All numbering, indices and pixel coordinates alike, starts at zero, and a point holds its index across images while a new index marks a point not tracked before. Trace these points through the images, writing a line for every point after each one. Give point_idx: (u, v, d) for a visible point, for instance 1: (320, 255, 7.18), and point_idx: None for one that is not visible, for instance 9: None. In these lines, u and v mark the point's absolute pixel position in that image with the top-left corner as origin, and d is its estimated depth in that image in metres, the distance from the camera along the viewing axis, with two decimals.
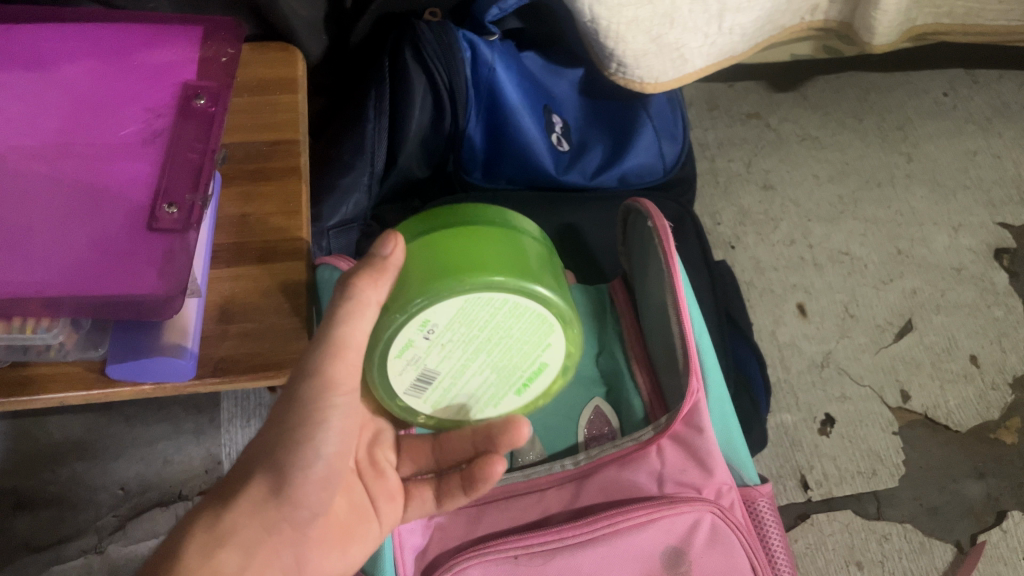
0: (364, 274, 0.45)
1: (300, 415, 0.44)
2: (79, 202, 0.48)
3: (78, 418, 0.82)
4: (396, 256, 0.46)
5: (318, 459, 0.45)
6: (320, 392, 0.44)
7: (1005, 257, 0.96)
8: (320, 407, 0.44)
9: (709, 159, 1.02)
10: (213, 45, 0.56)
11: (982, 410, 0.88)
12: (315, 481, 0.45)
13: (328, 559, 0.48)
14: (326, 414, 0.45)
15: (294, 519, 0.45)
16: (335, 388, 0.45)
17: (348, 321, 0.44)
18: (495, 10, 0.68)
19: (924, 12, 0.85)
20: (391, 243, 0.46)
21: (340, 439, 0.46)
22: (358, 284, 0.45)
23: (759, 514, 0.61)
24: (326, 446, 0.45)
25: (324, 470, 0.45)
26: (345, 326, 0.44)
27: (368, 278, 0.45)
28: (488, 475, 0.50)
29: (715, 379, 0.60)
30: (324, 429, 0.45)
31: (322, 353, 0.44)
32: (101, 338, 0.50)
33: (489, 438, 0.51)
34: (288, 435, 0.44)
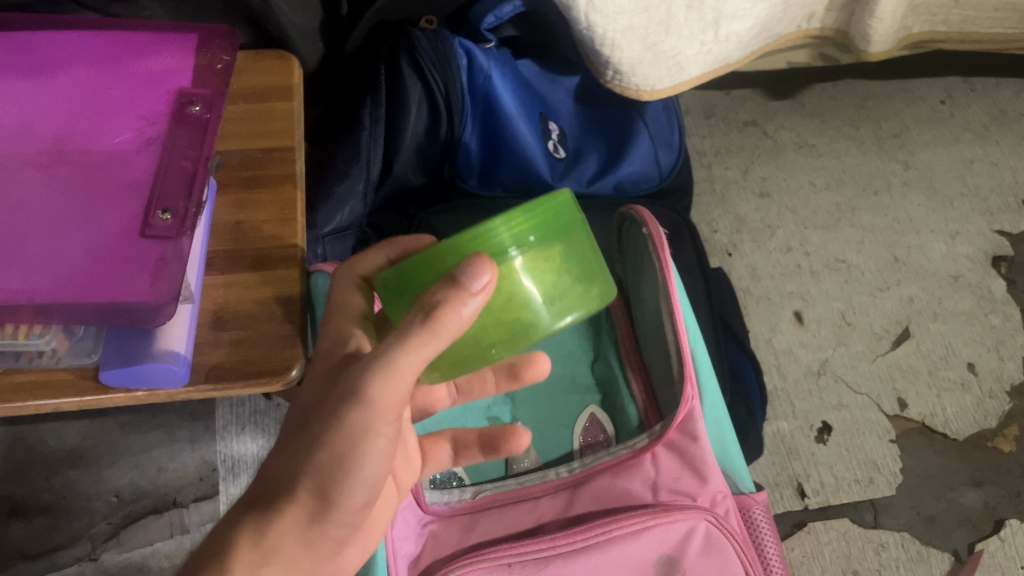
0: (447, 298, 0.34)
1: (341, 438, 0.36)
2: (73, 209, 0.48)
3: (72, 425, 0.82)
4: (490, 288, 0.34)
5: (362, 487, 0.38)
6: (366, 417, 0.36)
7: (1002, 264, 0.96)
8: (364, 436, 0.36)
9: (706, 166, 1.02)
10: (208, 52, 0.56)
11: (980, 418, 0.88)
12: (356, 506, 0.39)
13: (362, 548, 0.44)
14: (370, 444, 0.37)
15: (336, 537, 0.40)
16: (384, 415, 0.36)
17: (415, 351, 0.34)
18: (491, 18, 0.69)
19: (920, 20, 0.85)
20: (490, 275, 0.34)
21: (384, 467, 0.38)
22: (442, 310, 0.34)
23: (754, 522, 0.60)
24: (371, 475, 0.38)
25: (366, 494, 0.39)
26: (412, 355, 0.34)
27: (454, 302, 0.34)
28: (512, 447, 0.50)
29: (711, 388, 0.60)
30: (367, 458, 0.37)
31: (377, 379, 0.35)
32: (93, 345, 0.50)
33: (507, 375, 0.50)
34: (331, 461, 0.37)
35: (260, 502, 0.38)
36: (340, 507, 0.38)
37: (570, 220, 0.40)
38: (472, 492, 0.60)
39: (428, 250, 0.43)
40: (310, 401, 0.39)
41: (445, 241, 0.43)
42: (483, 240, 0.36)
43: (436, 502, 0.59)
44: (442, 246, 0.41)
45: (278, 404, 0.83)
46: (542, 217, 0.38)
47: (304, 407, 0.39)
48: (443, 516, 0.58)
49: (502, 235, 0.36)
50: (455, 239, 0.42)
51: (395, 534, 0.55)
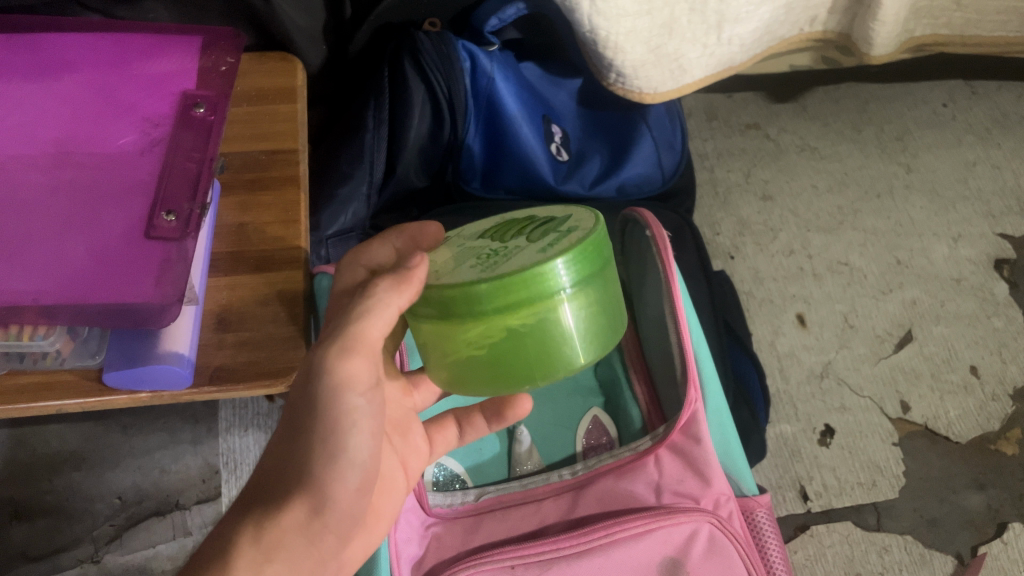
0: (388, 276, 0.38)
1: (323, 420, 0.38)
2: (78, 210, 0.48)
3: (75, 427, 0.82)
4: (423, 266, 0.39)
5: (351, 469, 0.39)
6: (335, 393, 0.38)
7: (1005, 267, 0.96)
8: (342, 412, 0.38)
9: (708, 169, 1.02)
10: (212, 54, 0.56)
11: (982, 421, 0.88)
12: (353, 489, 0.40)
13: (364, 544, 0.43)
14: (347, 418, 0.38)
15: (338, 528, 0.40)
16: (352, 389, 0.38)
17: (362, 320, 0.38)
18: (494, 20, 0.69)
19: (922, 24, 0.86)
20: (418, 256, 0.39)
21: (371, 446, 0.40)
22: (379, 285, 0.38)
23: (758, 525, 0.60)
24: (359, 454, 0.39)
25: (361, 476, 0.40)
26: (363, 324, 0.38)
27: (388, 279, 0.38)
28: (517, 413, 0.52)
29: (714, 390, 0.61)
30: (351, 433, 0.39)
31: (338, 356, 0.38)
32: (97, 346, 0.50)
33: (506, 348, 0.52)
34: (317, 442, 0.38)
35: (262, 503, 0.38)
36: None
37: (610, 255, 0.44)
38: (475, 495, 0.60)
39: (452, 255, 0.44)
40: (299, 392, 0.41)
41: (469, 245, 0.45)
42: (543, 278, 0.40)
43: (439, 505, 0.59)
44: (470, 255, 0.44)
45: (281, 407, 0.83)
46: (588, 260, 0.42)
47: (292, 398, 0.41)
48: (446, 518, 0.58)
49: (558, 274, 0.40)
50: (480, 246, 0.44)
51: (399, 536, 0.55)
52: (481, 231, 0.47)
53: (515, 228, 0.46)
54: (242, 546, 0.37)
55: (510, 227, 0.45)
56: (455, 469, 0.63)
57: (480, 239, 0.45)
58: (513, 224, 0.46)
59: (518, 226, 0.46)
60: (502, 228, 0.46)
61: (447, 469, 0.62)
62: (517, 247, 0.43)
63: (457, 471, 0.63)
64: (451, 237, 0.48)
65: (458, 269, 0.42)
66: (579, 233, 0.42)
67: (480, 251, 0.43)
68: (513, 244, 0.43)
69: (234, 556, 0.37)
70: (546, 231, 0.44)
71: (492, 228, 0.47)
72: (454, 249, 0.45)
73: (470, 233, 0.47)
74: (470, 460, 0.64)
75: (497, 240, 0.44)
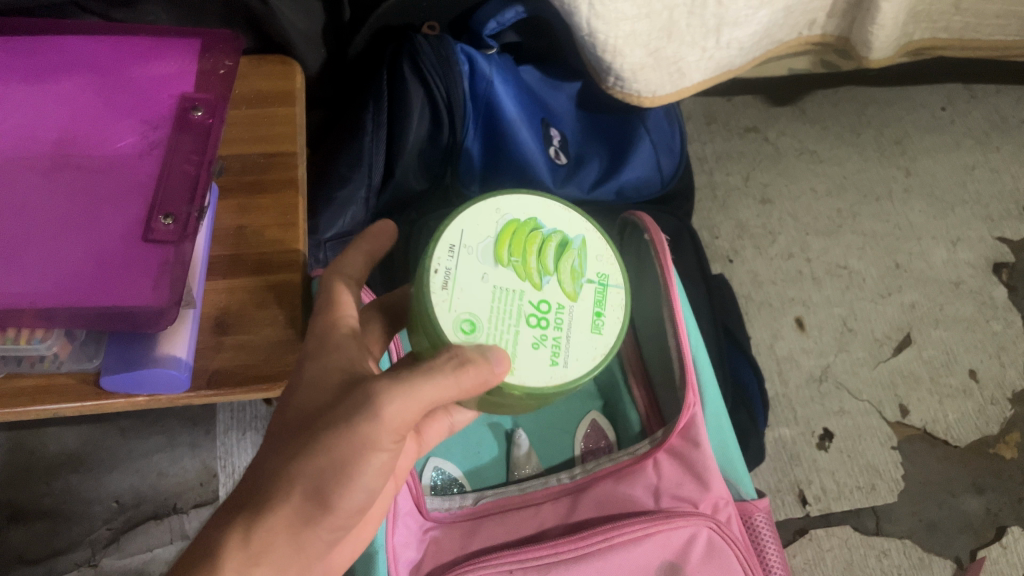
0: (479, 366, 0.36)
1: (344, 443, 0.36)
2: (75, 213, 0.48)
3: (73, 430, 0.82)
4: (507, 373, 0.37)
5: (359, 492, 0.37)
6: (372, 432, 0.36)
7: (1004, 271, 0.97)
8: (371, 453, 0.36)
9: (707, 172, 1.02)
10: (210, 57, 0.56)
11: (981, 425, 0.88)
12: (353, 509, 0.38)
13: (350, 547, 0.43)
14: (369, 459, 0.36)
15: (329, 539, 0.39)
16: (387, 437, 0.36)
17: (432, 384, 0.36)
18: (493, 24, 0.69)
19: (921, 28, 0.86)
20: (509, 364, 0.37)
21: (378, 484, 0.38)
22: (468, 371, 0.36)
23: (756, 528, 0.60)
24: (368, 481, 0.37)
25: (363, 497, 0.38)
26: (429, 389, 0.36)
27: (477, 369, 0.36)
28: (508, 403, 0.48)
29: (713, 394, 0.60)
30: (367, 468, 0.37)
31: (392, 399, 0.35)
32: (95, 350, 0.50)
33: None
34: (329, 461, 0.36)
35: (255, 507, 0.37)
36: (336, 511, 0.38)
37: None
38: (473, 499, 0.60)
39: (488, 301, 0.40)
40: (313, 401, 0.39)
41: (501, 284, 0.40)
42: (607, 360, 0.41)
43: (437, 509, 0.59)
44: (511, 308, 0.40)
45: None
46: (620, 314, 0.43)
47: (306, 404, 0.39)
48: (444, 522, 0.58)
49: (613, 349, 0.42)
50: (513, 286, 0.40)
51: (396, 540, 0.54)
52: (490, 242, 0.41)
53: (531, 248, 0.42)
54: (235, 550, 0.37)
55: (529, 250, 0.41)
56: (454, 473, 0.63)
57: (500, 265, 0.41)
58: (526, 238, 0.42)
59: (533, 244, 0.42)
60: (517, 243, 0.41)
61: (445, 473, 0.62)
62: (560, 306, 0.41)
63: (455, 475, 0.63)
64: (456, 245, 0.40)
65: (512, 336, 0.39)
66: (620, 290, 0.43)
67: (523, 306, 0.40)
68: (552, 297, 0.41)
69: (225, 560, 0.37)
70: (570, 264, 0.42)
71: (502, 238, 0.41)
72: (480, 284, 0.40)
73: (475, 239, 0.41)
74: (468, 463, 0.64)
75: (530, 282, 0.41)
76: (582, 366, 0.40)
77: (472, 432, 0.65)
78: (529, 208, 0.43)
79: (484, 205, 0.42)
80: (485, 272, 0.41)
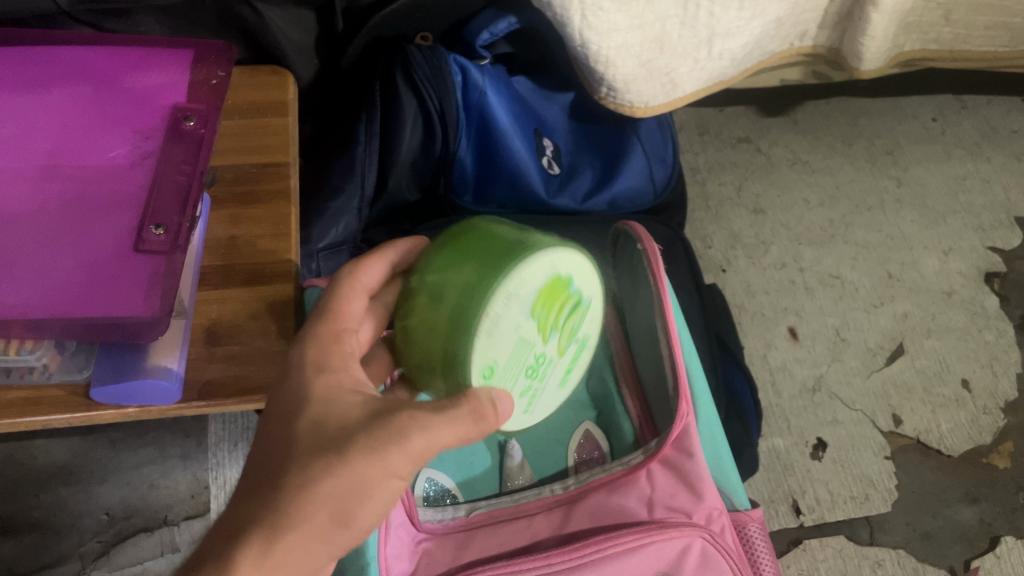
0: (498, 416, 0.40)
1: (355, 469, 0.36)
2: (65, 223, 0.48)
3: (63, 442, 0.81)
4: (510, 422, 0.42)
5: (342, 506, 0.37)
6: (393, 462, 0.36)
7: (995, 281, 0.97)
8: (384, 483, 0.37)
9: (700, 183, 1.02)
10: (203, 68, 0.56)
11: (974, 434, 0.88)
12: None
13: None
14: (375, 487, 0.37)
15: None
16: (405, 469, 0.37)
17: (460, 427, 0.38)
18: (486, 34, 0.69)
19: (911, 39, 0.86)
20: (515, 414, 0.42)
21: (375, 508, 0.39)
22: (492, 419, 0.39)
23: (749, 538, 0.60)
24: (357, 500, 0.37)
25: None
26: (455, 431, 0.38)
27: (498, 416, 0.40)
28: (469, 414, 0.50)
29: (705, 404, 0.60)
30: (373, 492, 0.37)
31: (418, 435, 0.36)
32: (85, 360, 0.50)
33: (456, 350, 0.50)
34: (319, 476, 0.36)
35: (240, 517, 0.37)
36: None
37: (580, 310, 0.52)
38: (466, 510, 0.60)
39: (510, 352, 0.42)
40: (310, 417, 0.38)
41: (524, 338, 0.43)
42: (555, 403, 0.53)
43: (430, 520, 0.58)
44: (521, 357, 0.44)
45: None
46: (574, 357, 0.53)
47: (324, 424, 0.38)
48: (436, 533, 0.58)
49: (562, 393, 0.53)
50: (531, 341, 0.44)
51: (388, 552, 0.54)
52: (537, 294, 0.42)
53: (557, 303, 0.44)
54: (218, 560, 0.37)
55: (557, 307, 0.44)
56: (447, 484, 0.62)
57: (532, 318, 0.42)
58: (560, 295, 0.44)
59: (562, 302, 0.44)
60: (552, 300, 0.43)
61: (438, 484, 0.62)
62: (549, 360, 0.47)
63: (449, 486, 0.62)
64: (512, 293, 0.40)
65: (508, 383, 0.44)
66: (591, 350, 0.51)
67: (528, 360, 0.44)
68: (547, 351, 0.46)
69: None
70: (572, 321, 0.47)
71: (543, 291, 0.42)
72: (512, 335, 0.42)
73: (527, 289, 0.41)
74: (462, 475, 0.64)
75: (542, 339, 0.44)
76: (538, 407, 0.50)
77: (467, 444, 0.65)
78: (571, 258, 0.44)
79: (549, 251, 0.41)
80: (519, 320, 0.42)
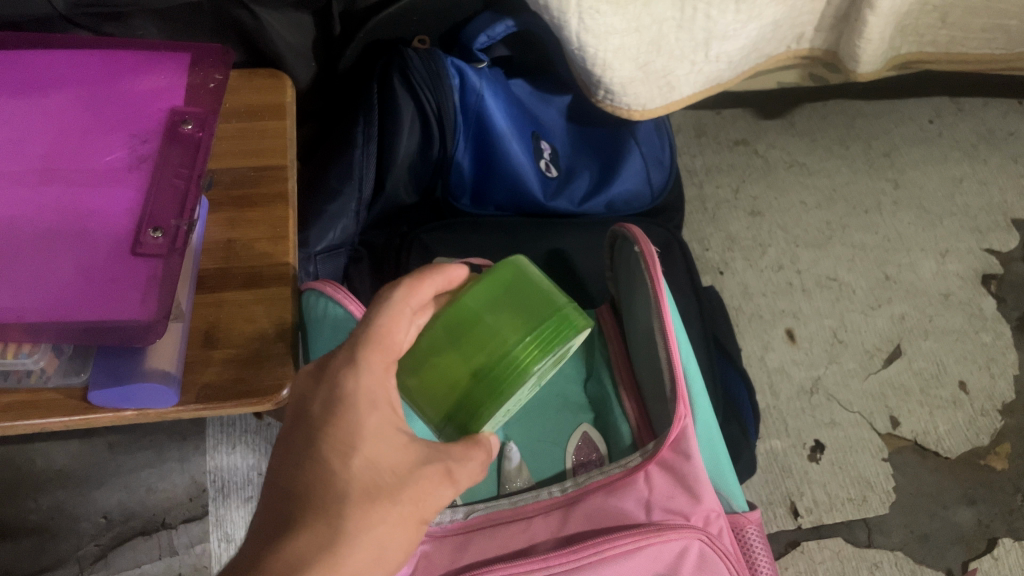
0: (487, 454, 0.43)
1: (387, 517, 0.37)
2: (62, 227, 0.48)
3: (60, 445, 0.81)
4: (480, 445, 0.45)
5: None
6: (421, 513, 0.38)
7: (992, 282, 0.97)
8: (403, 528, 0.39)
9: (697, 185, 1.02)
10: (200, 71, 0.57)
11: (972, 436, 0.88)
12: None
13: None
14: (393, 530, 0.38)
15: None
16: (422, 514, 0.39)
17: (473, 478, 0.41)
18: (483, 38, 0.69)
19: (908, 41, 0.87)
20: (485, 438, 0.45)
21: None
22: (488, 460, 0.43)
23: (748, 541, 0.60)
24: None
25: None
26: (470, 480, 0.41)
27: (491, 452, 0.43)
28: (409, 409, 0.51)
29: (703, 406, 0.60)
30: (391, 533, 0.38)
31: (450, 490, 0.39)
32: (83, 363, 0.50)
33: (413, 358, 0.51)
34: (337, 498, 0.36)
35: None
36: None
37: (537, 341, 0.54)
38: (464, 512, 0.59)
39: (508, 405, 0.45)
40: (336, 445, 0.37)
41: (519, 393, 0.46)
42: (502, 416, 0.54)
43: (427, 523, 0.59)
44: (506, 407, 0.46)
45: (269, 424, 0.83)
46: None
47: (376, 467, 0.37)
48: (436, 536, 0.58)
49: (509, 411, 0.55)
50: (520, 394, 0.46)
51: None
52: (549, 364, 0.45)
53: (550, 364, 0.47)
54: None
55: (549, 368, 0.47)
56: None
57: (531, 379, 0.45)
58: (556, 360, 0.47)
59: (553, 363, 0.47)
60: (550, 363, 0.46)
61: None
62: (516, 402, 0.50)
63: None
64: (540, 364, 0.43)
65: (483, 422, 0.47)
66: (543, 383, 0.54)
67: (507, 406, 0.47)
68: (520, 397, 0.49)
69: None
70: (547, 372, 0.50)
71: (552, 359, 0.45)
72: (517, 394, 0.44)
73: (548, 359, 0.44)
74: None
75: (524, 391, 0.47)
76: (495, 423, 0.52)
77: None
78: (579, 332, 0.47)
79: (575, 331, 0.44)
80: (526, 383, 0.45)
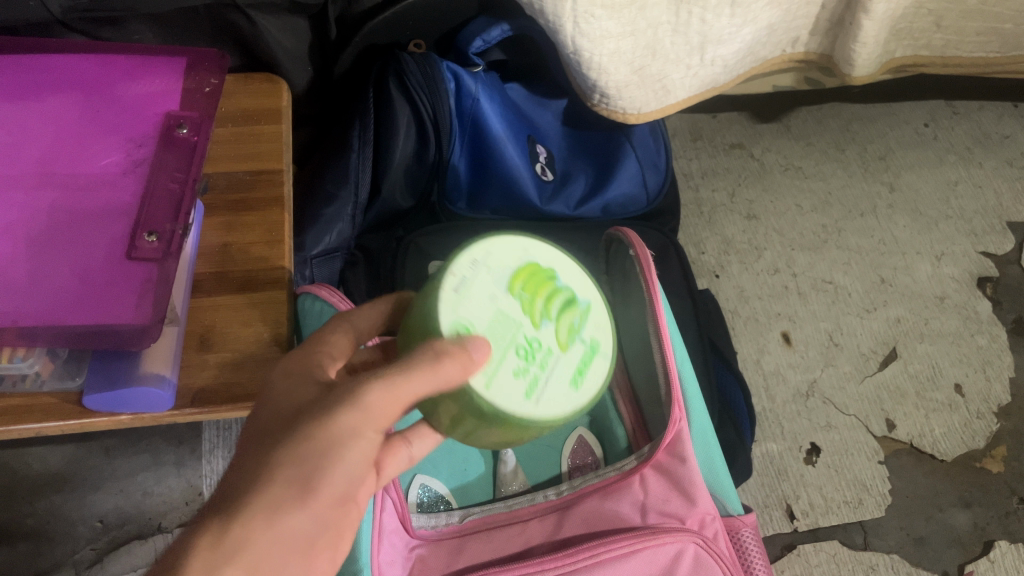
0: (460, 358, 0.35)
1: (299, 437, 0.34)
2: (57, 231, 0.48)
3: (57, 450, 0.81)
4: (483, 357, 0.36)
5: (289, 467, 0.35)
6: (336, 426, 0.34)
7: (988, 285, 0.97)
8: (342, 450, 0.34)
9: (693, 189, 1.02)
10: (196, 76, 0.57)
11: (967, 439, 0.88)
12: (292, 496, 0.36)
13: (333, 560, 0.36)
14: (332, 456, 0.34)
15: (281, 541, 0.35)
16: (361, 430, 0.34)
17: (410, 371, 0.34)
18: (478, 42, 0.70)
19: (903, 45, 0.87)
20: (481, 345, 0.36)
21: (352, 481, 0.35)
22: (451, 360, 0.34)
23: (743, 545, 0.60)
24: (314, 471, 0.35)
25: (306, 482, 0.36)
26: (405, 378, 0.34)
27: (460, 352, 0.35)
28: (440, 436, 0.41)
29: (698, 409, 0.61)
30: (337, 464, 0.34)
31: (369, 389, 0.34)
32: (77, 368, 0.50)
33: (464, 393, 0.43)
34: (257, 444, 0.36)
35: None
36: None
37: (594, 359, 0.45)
38: (459, 517, 0.60)
39: (488, 316, 0.39)
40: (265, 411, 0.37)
41: (507, 309, 0.39)
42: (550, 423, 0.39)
43: (424, 526, 0.58)
44: (507, 332, 0.39)
45: None
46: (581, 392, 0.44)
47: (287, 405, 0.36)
48: (430, 539, 0.58)
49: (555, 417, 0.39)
50: (516, 318, 0.39)
51: (383, 558, 0.53)
52: (506, 269, 0.40)
53: (541, 290, 0.41)
54: None
55: (539, 289, 0.41)
56: (440, 490, 0.63)
57: (511, 294, 0.40)
58: (540, 281, 0.41)
59: (546, 287, 0.41)
60: (529, 281, 0.41)
61: (432, 490, 0.62)
62: (549, 351, 0.39)
63: (442, 492, 0.62)
64: (478, 259, 0.40)
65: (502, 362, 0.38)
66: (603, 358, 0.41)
67: (518, 335, 0.39)
68: (545, 338, 0.40)
69: None
70: (570, 320, 0.41)
71: (520, 273, 0.41)
72: (487, 301, 0.39)
73: (496, 261, 0.40)
74: (455, 480, 0.64)
75: (531, 320, 0.40)
76: (548, 409, 0.38)
77: (460, 449, 0.65)
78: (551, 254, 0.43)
79: (514, 237, 0.42)
80: (495, 292, 0.40)
